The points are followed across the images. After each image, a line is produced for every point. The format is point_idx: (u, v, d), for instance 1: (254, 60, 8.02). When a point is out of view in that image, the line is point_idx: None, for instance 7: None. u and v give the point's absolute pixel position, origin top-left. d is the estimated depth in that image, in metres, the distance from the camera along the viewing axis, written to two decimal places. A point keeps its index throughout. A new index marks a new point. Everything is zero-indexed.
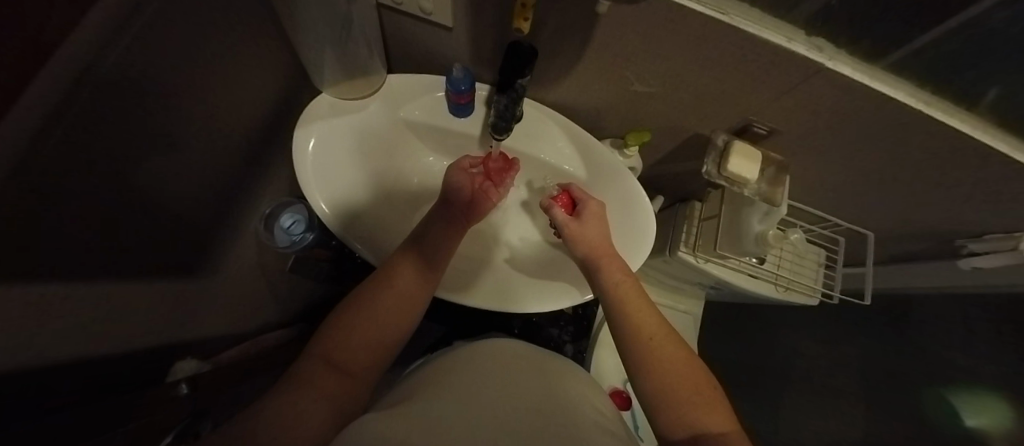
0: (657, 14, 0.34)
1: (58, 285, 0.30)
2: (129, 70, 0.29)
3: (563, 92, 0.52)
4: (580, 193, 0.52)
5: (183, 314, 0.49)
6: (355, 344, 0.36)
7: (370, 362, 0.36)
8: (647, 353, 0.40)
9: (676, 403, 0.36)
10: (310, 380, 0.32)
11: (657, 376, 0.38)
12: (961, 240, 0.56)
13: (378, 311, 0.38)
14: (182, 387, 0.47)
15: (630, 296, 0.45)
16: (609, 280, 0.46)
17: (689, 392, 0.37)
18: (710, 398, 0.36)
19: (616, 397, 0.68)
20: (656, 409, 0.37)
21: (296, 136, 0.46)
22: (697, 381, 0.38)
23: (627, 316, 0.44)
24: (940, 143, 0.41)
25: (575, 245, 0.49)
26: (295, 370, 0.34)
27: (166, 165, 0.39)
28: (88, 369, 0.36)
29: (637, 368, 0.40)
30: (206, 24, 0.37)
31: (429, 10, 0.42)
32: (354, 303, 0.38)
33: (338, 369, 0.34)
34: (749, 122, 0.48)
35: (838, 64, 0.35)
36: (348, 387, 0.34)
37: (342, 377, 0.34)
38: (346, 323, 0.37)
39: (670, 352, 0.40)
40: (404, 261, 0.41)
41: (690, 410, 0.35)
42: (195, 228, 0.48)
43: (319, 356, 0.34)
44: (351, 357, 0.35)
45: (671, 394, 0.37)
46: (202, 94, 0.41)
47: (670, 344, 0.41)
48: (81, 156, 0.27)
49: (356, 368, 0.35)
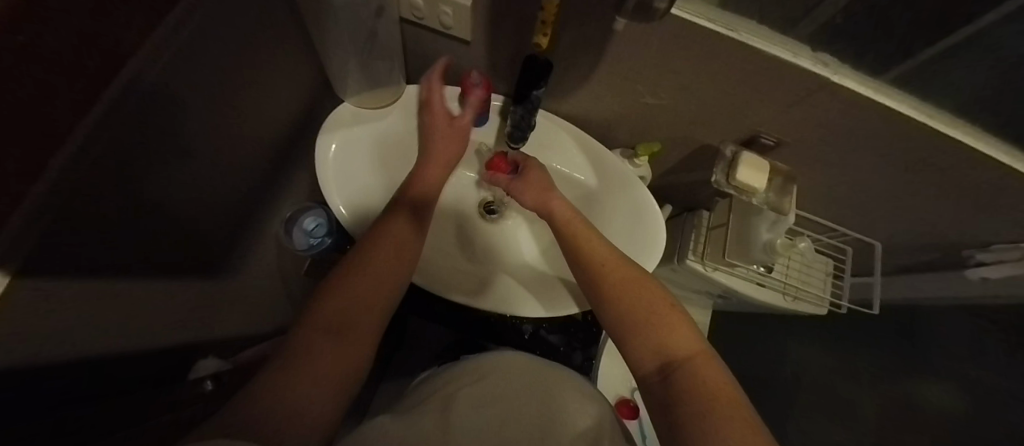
0: (668, 30, 0.36)
1: (80, 284, 0.30)
2: (164, 82, 0.31)
3: (576, 102, 0.54)
4: (518, 157, 0.52)
5: (205, 314, 0.50)
6: (355, 306, 0.32)
7: (376, 323, 0.33)
8: (602, 287, 0.40)
9: (642, 335, 0.35)
10: (309, 349, 0.29)
11: (623, 314, 0.37)
12: (969, 250, 0.57)
13: (371, 272, 0.35)
14: (206, 384, 0.47)
15: (577, 228, 0.45)
16: (564, 225, 0.46)
17: (655, 322, 0.36)
18: (670, 318, 0.36)
19: (623, 407, 0.72)
20: (627, 343, 0.36)
21: (320, 141, 0.48)
22: (656, 302, 0.37)
23: (583, 256, 0.42)
24: (941, 155, 0.42)
25: (524, 197, 0.49)
26: (286, 347, 0.30)
27: (194, 171, 0.40)
28: (115, 367, 0.36)
29: (605, 307, 0.39)
30: (242, 34, 0.40)
31: (450, 25, 0.44)
32: (345, 268, 0.35)
33: (341, 329, 0.31)
34: (756, 134, 0.49)
35: (843, 78, 0.37)
36: (352, 352, 0.30)
37: (351, 337, 0.31)
38: (343, 287, 0.33)
39: (624, 276, 0.40)
40: (392, 226, 0.39)
41: (656, 338, 0.35)
42: (217, 231, 0.49)
43: (315, 324, 0.31)
44: (351, 319, 0.32)
45: (635, 329, 0.36)
46: (232, 100, 0.42)
47: (622, 267, 0.41)
48: (126, 157, 0.30)
49: (357, 331, 0.31)
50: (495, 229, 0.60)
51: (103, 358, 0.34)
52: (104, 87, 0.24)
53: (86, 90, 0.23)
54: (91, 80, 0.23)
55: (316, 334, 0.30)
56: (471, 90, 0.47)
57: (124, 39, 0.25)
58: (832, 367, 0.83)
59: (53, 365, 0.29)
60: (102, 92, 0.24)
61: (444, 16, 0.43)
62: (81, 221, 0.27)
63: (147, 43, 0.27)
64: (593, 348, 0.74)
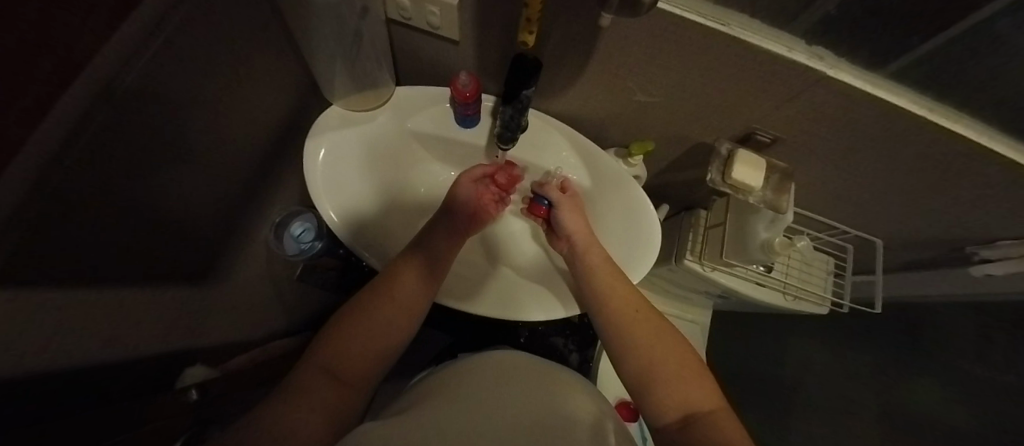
0: (658, 26, 0.35)
1: (60, 292, 0.29)
2: (143, 84, 0.30)
3: (568, 101, 0.53)
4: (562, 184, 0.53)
5: (194, 321, 0.49)
6: (356, 350, 0.35)
7: (372, 366, 0.36)
8: (631, 332, 0.42)
9: (665, 386, 0.37)
10: (309, 386, 0.32)
11: (645, 363, 0.39)
12: (972, 247, 0.55)
13: (380, 316, 0.38)
14: (192, 393, 0.46)
15: (609, 273, 0.46)
16: (589, 267, 0.47)
17: (681, 374, 0.38)
18: (696, 375, 0.38)
19: (623, 408, 0.71)
20: (649, 390, 0.38)
21: (307, 146, 0.47)
22: (682, 356, 0.40)
23: (609, 298, 0.44)
24: (941, 149, 0.41)
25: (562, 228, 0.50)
26: (292, 377, 0.33)
27: (178, 175, 0.40)
28: (98, 376, 0.36)
29: (631, 349, 0.41)
30: (224, 37, 0.39)
31: (437, 25, 0.43)
32: (359, 306, 0.39)
33: (338, 376, 0.34)
34: (753, 130, 0.48)
35: (840, 72, 0.36)
36: (344, 395, 0.33)
37: (343, 384, 0.34)
38: (350, 330, 0.36)
39: (652, 327, 0.42)
40: (404, 271, 0.41)
41: (680, 390, 0.37)
42: (205, 237, 0.49)
43: (321, 362, 0.34)
44: (349, 363, 0.35)
45: (661, 376, 0.38)
46: (216, 103, 0.42)
47: (651, 320, 0.43)
48: (103, 163, 0.29)
49: (355, 377, 0.35)
50: (490, 230, 0.59)
51: (84, 368, 0.34)
52: (71, 90, 0.24)
53: (51, 94, 0.22)
54: (57, 84, 0.22)
55: (318, 374, 0.33)
56: (459, 92, 0.46)
57: (92, 39, 0.24)
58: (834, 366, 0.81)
59: (40, 372, 0.29)
60: (70, 94, 0.24)
61: (431, 16, 0.42)
62: (56, 226, 0.26)
63: (118, 45, 0.27)
64: (591, 351, 0.73)
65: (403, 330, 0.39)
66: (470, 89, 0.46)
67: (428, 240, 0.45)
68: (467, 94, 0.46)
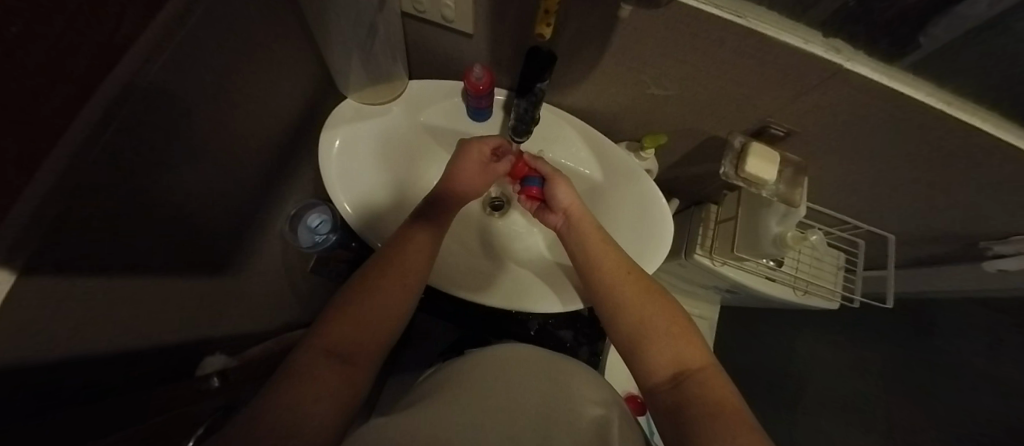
0: (676, 18, 0.35)
1: (69, 279, 0.29)
2: (167, 77, 0.31)
3: (581, 95, 0.53)
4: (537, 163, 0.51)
5: (212, 312, 0.50)
6: (360, 330, 0.35)
7: (373, 351, 0.36)
8: (619, 297, 0.42)
9: (655, 346, 0.38)
10: (313, 367, 0.31)
11: (633, 327, 0.40)
12: (985, 243, 0.56)
13: (383, 295, 0.38)
14: (213, 380, 0.46)
15: (596, 241, 0.46)
16: (580, 237, 0.47)
17: (670, 334, 0.39)
18: (685, 333, 0.39)
19: (631, 402, 0.72)
20: (640, 353, 0.39)
21: (321, 139, 0.48)
22: (670, 315, 0.41)
23: (599, 266, 0.44)
24: (957, 143, 0.41)
25: (552, 202, 0.50)
26: (291, 361, 0.32)
27: (198, 170, 0.41)
28: (122, 364, 0.37)
29: (621, 314, 0.41)
30: (242, 30, 0.39)
31: (451, 18, 0.44)
32: (362, 286, 0.39)
33: (343, 358, 0.33)
34: (767, 123, 0.48)
35: (857, 64, 0.36)
36: (349, 376, 0.33)
37: (348, 366, 0.33)
38: (355, 310, 0.36)
39: (640, 289, 0.42)
40: (416, 240, 0.43)
41: (669, 349, 0.38)
42: (221, 230, 0.49)
43: (322, 345, 0.34)
44: (353, 343, 0.35)
45: (651, 337, 0.39)
46: (234, 95, 0.42)
47: (639, 282, 0.43)
48: (129, 155, 0.30)
49: (358, 359, 0.34)
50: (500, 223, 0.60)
51: (110, 354, 0.35)
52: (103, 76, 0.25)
53: (81, 82, 0.23)
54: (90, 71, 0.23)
55: (320, 355, 0.33)
56: (472, 84, 0.46)
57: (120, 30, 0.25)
58: (843, 362, 0.81)
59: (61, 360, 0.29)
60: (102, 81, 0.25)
61: (445, 9, 0.42)
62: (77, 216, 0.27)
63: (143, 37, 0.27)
64: (600, 344, 0.73)
65: (406, 305, 0.40)
66: (482, 83, 0.46)
67: (431, 219, 0.46)
68: (479, 88, 0.46)
